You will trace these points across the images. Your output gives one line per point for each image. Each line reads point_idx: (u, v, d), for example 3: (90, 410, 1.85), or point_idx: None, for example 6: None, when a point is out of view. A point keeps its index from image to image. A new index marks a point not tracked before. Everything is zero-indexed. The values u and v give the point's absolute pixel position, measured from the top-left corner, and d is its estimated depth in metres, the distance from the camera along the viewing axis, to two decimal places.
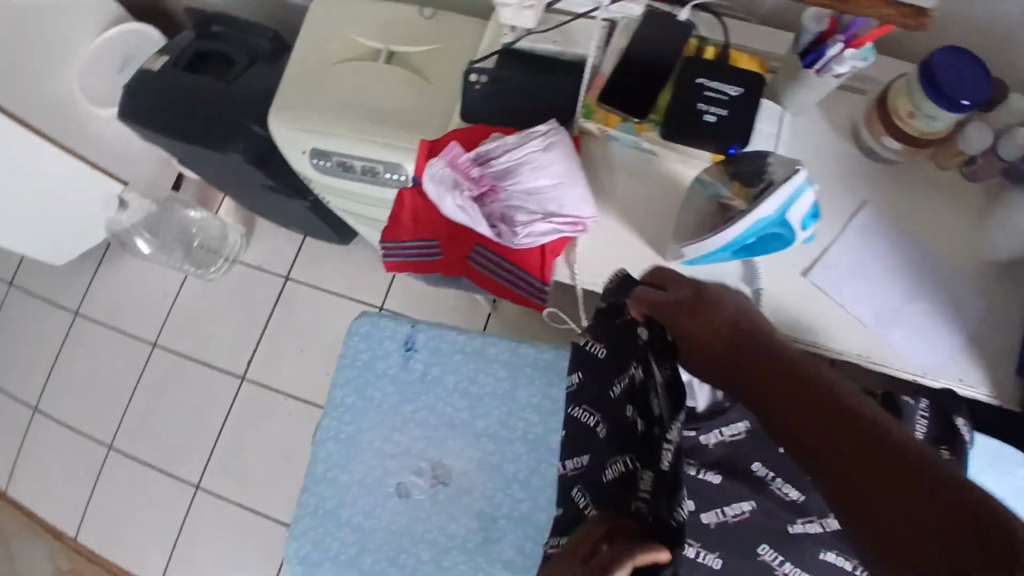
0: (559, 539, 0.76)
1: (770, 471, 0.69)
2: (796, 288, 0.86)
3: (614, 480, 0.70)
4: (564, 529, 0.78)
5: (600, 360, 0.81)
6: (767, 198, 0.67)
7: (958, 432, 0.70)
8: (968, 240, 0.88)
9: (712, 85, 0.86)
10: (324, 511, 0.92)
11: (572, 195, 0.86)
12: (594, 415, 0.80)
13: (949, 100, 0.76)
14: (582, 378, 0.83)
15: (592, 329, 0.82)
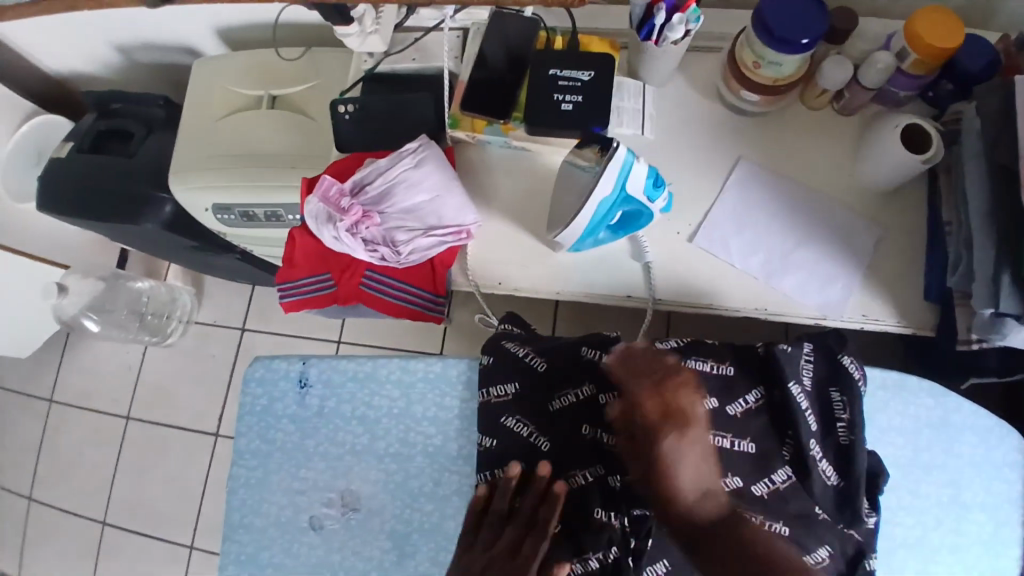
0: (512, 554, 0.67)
1: None
2: (684, 255, 0.87)
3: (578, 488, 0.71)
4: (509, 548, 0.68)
5: (539, 372, 0.74)
6: (600, 175, 0.69)
7: (843, 370, 0.70)
8: (850, 171, 0.87)
9: (564, 74, 0.87)
10: (245, 558, 0.78)
11: (449, 206, 0.87)
12: (529, 426, 0.73)
13: (788, 45, 0.76)
14: (519, 388, 0.74)
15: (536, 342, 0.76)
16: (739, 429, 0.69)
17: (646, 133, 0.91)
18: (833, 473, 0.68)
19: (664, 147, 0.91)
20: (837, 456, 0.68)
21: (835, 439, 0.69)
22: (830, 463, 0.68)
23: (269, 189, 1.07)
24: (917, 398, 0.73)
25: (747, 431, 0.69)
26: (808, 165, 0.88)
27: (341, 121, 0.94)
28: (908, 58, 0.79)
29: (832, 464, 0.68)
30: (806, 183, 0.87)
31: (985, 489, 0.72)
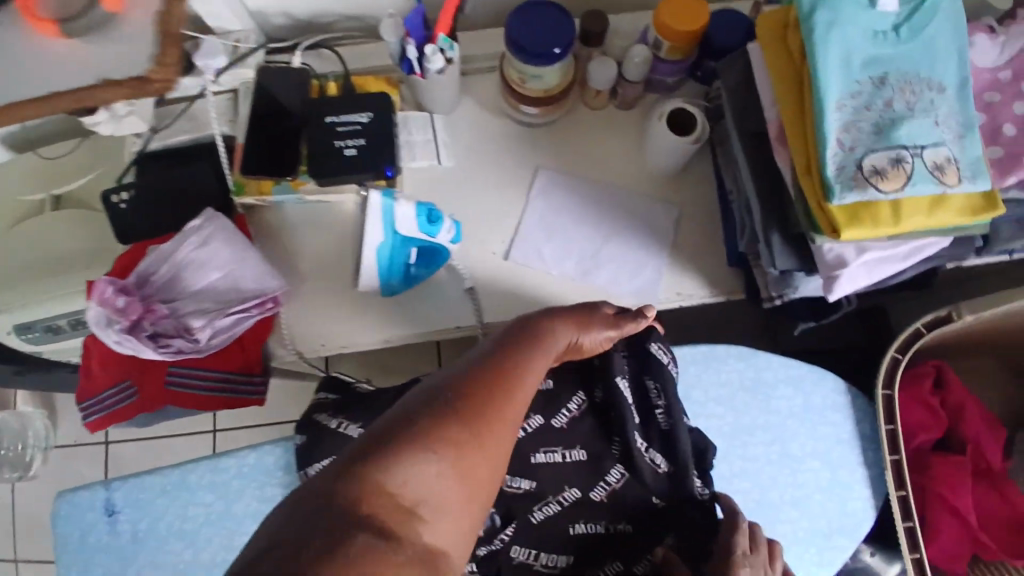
0: None
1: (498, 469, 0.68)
2: (501, 274, 0.86)
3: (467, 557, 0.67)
4: None
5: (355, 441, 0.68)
6: (367, 221, 0.82)
7: (651, 359, 0.69)
8: (642, 160, 0.88)
9: (341, 119, 0.84)
10: None
11: (247, 277, 0.82)
12: None
13: (541, 56, 0.76)
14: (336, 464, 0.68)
15: (348, 408, 0.70)
16: (563, 440, 0.69)
17: (442, 161, 0.89)
18: (662, 460, 0.67)
19: (463, 171, 0.89)
20: (664, 443, 0.68)
21: (658, 427, 0.68)
22: (658, 453, 0.67)
23: (68, 296, 0.98)
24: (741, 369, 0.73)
25: (573, 439, 0.69)
26: (602, 162, 0.89)
27: (120, 211, 0.87)
28: (663, 47, 0.82)
29: (660, 453, 0.67)
30: (604, 180, 0.88)
31: (813, 438, 0.72)
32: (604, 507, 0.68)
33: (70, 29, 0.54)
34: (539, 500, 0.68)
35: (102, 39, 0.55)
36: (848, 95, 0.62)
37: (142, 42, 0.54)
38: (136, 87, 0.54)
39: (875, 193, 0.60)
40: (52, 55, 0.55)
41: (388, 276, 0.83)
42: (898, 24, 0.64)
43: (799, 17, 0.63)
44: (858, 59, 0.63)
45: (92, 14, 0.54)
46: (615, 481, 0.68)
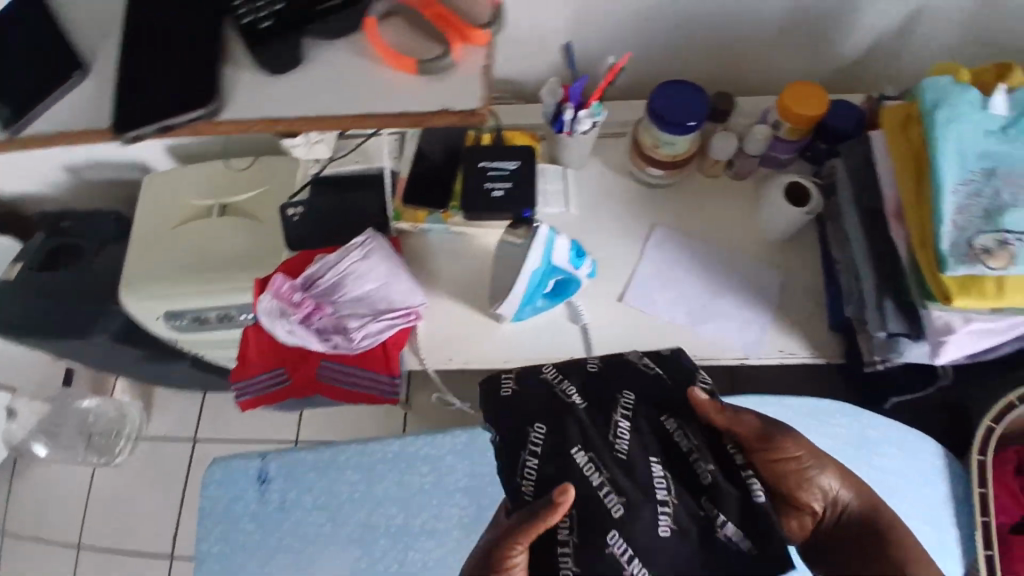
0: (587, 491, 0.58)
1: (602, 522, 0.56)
2: (618, 315, 0.96)
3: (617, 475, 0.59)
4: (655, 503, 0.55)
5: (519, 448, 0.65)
6: (530, 250, 0.81)
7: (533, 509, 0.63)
8: (750, 228, 0.99)
9: (491, 166, 0.97)
10: None
11: (397, 290, 0.93)
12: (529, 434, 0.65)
13: (678, 125, 0.89)
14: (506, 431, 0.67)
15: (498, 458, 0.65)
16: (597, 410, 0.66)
17: (570, 209, 1.01)
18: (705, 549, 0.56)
19: (589, 220, 1.02)
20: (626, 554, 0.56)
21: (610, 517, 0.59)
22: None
23: (223, 292, 1.11)
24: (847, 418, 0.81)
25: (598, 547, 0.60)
26: (715, 227, 1.00)
27: (291, 221, 1.00)
28: (783, 127, 0.93)
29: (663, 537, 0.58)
30: (715, 242, 0.99)
31: (909, 490, 0.79)
32: (614, 525, 0.55)
33: (422, 67, 0.63)
34: (535, 469, 0.60)
35: (438, 80, 0.63)
36: (961, 183, 0.71)
37: (474, 84, 0.63)
38: (464, 119, 0.63)
39: (986, 268, 0.68)
40: (399, 88, 0.63)
41: (522, 304, 0.89)
42: (1008, 125, 0.72)
43: (920, 111, 0.73)
44: (972, 153, 0.71)
45: (440, 61, 0.64)
46: (690, 449, 0.60)
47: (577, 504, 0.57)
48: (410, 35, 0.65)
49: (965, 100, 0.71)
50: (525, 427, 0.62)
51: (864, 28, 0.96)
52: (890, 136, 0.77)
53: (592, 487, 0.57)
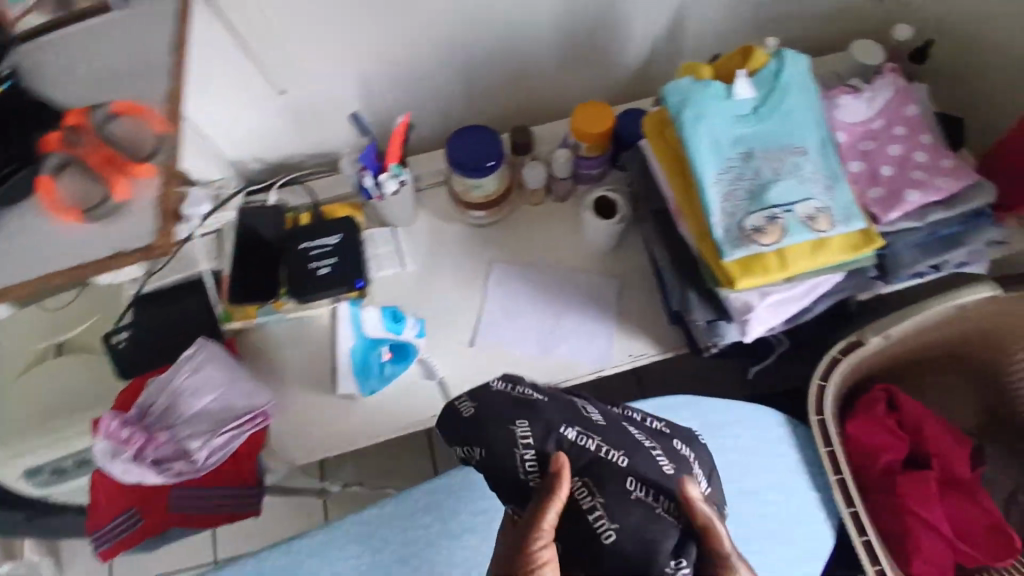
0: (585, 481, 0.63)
1: (638, 485, 0.61)
2: (471, 360, 0.96)
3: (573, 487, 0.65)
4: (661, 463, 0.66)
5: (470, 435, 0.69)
6: (340, 330, 0.95)
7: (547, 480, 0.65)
8: (582, 245, 1.03)
9: (313, 245, 0.96)
10: None
11: (238, 395, 0.91)
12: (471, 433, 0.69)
13: (480, 166, 0.91)
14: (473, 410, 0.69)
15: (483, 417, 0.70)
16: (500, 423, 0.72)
17: (407, 265, 1.01)
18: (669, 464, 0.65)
19: (429, 272, 1.01)
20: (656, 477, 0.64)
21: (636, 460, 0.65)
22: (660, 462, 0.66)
23: (71, 436, 1.05)
24: (692, 412, 0.82)
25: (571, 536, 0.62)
26: (549, 251, 1.03)
27: (120, 349, 0.97)
28: (582, 146, 0.98)
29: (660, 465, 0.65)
30: (551, 265, 1.02)
31: (764, 471, 0.80)
32: (627, 472, 0.62)
33: (89, 215, 0.62)
34: (532, 462, 0.64)
35: (110, 223, 0.62)
36: (723, 170, 0.75)
37: (145, 220, 0.61)
38: (143, 256, 0.60)
39: (758, 246, 0.72)
40: (70, 239, 0.61)
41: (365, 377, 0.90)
42: (757, 105, 0.76)
43: (671, 114, 0.76)
44: (728, 140, 0.75)
45: (105, 205, 0.62)
46: (663, 428, 0.70)
47: (584, 475, 0.63)
48: (80, 180, 0.63)
49: (709, 92, 0.75)
50: (512, 440, 0.66)
51: (641, 34, 1.01)
52: (653, 141, 0.79)
53: (593, 452, 0.64)
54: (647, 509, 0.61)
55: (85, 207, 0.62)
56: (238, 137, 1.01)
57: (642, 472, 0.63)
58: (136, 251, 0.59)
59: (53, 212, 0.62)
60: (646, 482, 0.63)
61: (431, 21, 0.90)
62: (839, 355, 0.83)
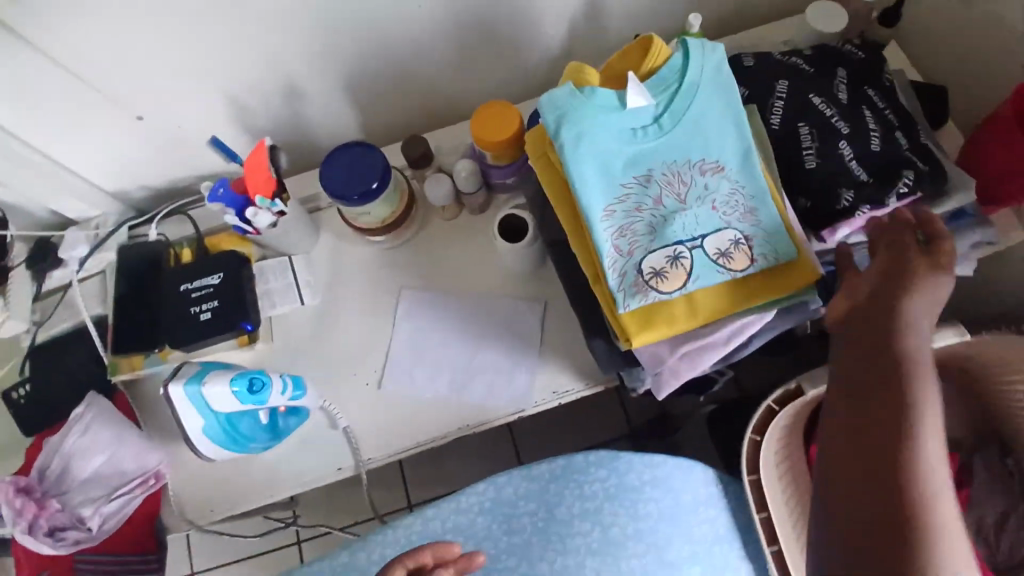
0: (795, 127, 0.72)
1: (850, 152, 0.70)
2: (377, 407, 0.87)
3: (820, 146, 0.70)
4: (821, 180, 0.69)
5: (782, 110, 0.73)
6: (180, 417, 0.75)
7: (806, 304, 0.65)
8: (498, 266, 0.90)
9: (193, 287, 0.88)
10: None
11: (130, 455, 0.84)
12: (829, 106, 0.72)
13: (359, 192, 0.79)
14: (787, 83, 0.74)
15: (792, 110, 0.73)
16: (806, 124, 0.72)
17: (306, 301, 0.91)
18: (861, 169, 0.69)
19: (330, 306, 0.92)
20: (868, 162, 0.70)
21: (831, 134, 0.71)
22: (859, 167, 0.70)
23: None
24: (608, 471, 0.71)
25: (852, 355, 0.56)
26: (461, 275, 0.91)
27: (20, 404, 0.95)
28: (490, 155, 0.83)
29: (863, 164, 0.70)
30: (464, 291, 0.90)
31: (688, 540, 0.71)
32: (879, 149, 0.71)
33: None
34: (819, 148, 0.70)
35: None
36: (616, 202, 0.62)
37: None
38: None
39: (656, 295, 0.60)
40: None
41: (239, 440, 0.81)
42: (659, 115, 0.63)
43: (550, 134, 0.62)
44: (618, 163, 0.62)
45: None
46: (905, 146, 0.72)
47: (816, 126, 0.71)
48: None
49: (593, 104, 0.61)
50: (767, 92, 0.75)
51: (553, 15, 0.86)
52: (539, 166, 0.66)
53: (829, 115, 0.72)
54: (842, 164, 0.69)
55: None
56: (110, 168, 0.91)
57: (827, 142, 0.70)
58: None
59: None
60: (859, 161, 0.70)
61: (291, 27, 0.77)
62: (774, 407, 0.73)
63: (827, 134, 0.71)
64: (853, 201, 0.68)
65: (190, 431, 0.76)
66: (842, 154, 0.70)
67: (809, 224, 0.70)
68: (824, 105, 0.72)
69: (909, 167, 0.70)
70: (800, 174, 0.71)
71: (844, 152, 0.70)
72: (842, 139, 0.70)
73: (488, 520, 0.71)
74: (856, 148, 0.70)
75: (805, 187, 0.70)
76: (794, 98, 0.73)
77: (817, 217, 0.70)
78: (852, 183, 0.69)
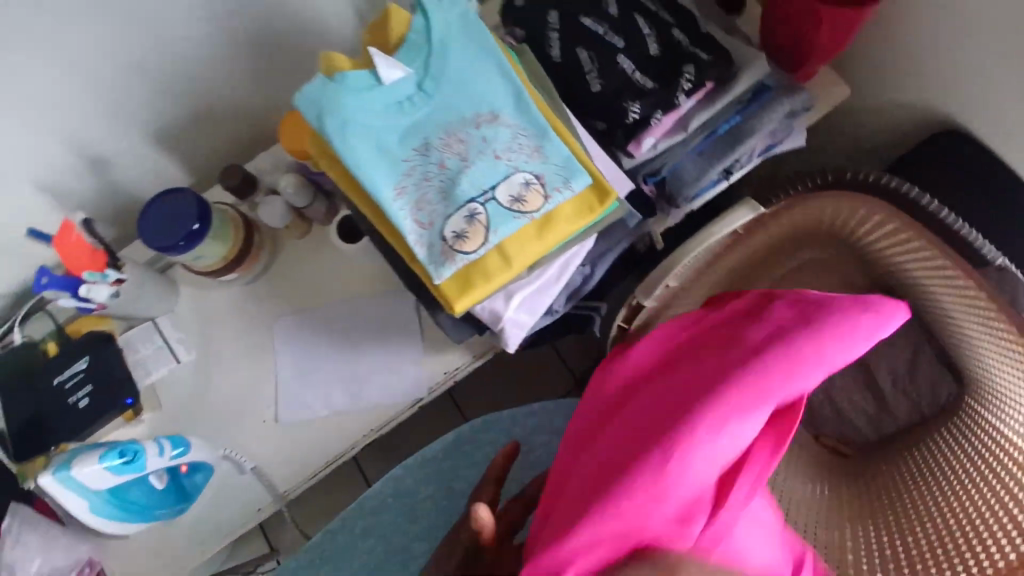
0: (573, 55, 0.74)
1: (631, 64, 0.73)
2: (278, 438, 0.86)
3: (601, 68, 0.73)
4: (610, 100, 0.72)
5: (560, 43, 0.75)
6: (64, 505, 0.74)
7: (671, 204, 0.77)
8: (357, 267, 0.91)
9: (65, 376, 0.87)
10: None
11: (61, 549, 0.81)
12: (602, 25, 0.75)
13: (182, 236, 0.79)
14: (559, 13, 0.76)
15: (567, 39, 0.75)
16: (585, 50, 0.74)
17: (182, 358, 0.91)
18: (643, 78, 0.72)
19: (207, 356, 0.91)
20: (647, 70, 0.73)
21: (608, 53, 0.74)
22: (642, 75, 0.73)
23: None
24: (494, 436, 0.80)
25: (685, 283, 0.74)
26: (327, 286, 0.91)
27: None
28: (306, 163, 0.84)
29: (644, 74, 0.73)
30: (334, 302, 0.90)
31: None
32: (657, 53, 0.74)
33: None
34: (600, 71, 0.73)
35: None
36: (402, 175, 0.62)
37: None
38: None
39: (464, 256, 0.60)
40: None
41: (146, 513, 0.82)
42: (420, 82, 0.64)
43: (319, 130, 0.63)
44: (392, 138, 0.63)
45: None
46: (682, 40, 0.75)
47: (592, 49, 0.74)
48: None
49: (348, 88, 0.61)
50: (540, 31, 0.76)
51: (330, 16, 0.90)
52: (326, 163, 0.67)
53: (604, 35, 0.75)
54: (624, 78, 0.73)
55: None
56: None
57: (605, 61, 0.74)
58: None
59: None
60: (640, 72, 0.73)
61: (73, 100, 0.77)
62: (624, 326, 0.73)
63: (605, 54, 0.74)
64: (644, 110, 0.72)
65: (78, 513, 0.75)
66: (621, 70, 0.73)
67: (611, 145, 0.74)
68: (598, 25, 0.75)
69: (690, 63, 0.73)
70: (588, 99, 0.73)
71: (624, 68, 0.73)
72: (618, 55, 0.74)
73: (393, 508, 0.79)
74: (632, 59, 0.73)
75: (596, 108, 0.73)
76: (567, 27, 0.76)
77: (615, 137, 0.73)
78: (640, 94, 0.72)
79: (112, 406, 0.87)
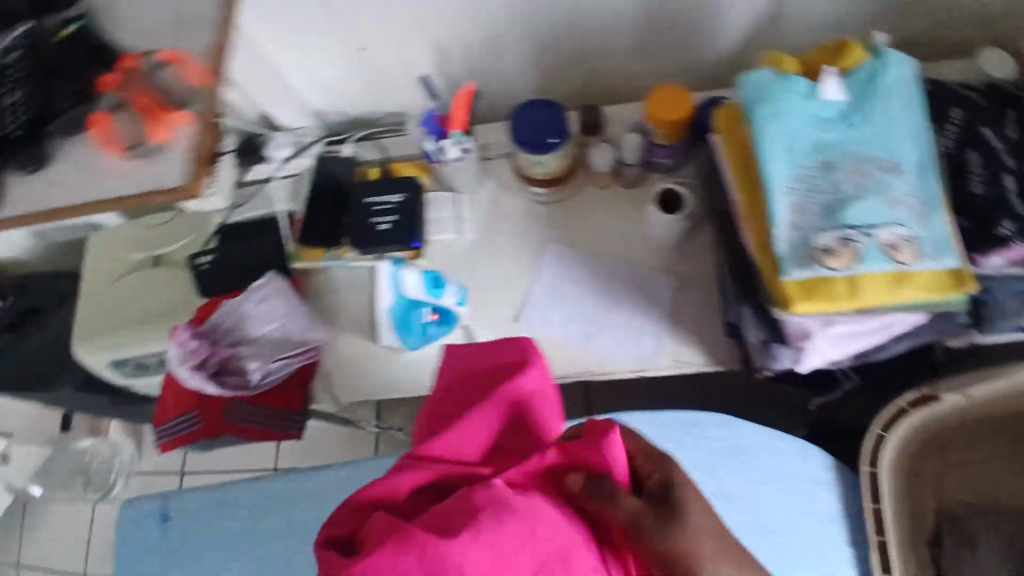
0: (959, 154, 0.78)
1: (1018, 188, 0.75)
2: (513, 336, 0.95)
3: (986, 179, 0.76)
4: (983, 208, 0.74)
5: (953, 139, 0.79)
6: (380, 286, 0.97)
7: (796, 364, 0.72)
8: (640, 234, 0.96)
9: (376, 200, 0.99)
10: None
11: (296, 327, 0.98)
12: (1000, 142, 0.78)
13: (539, 145, 0.87)
14: (962, 114, 0.80)
15: (960, 141, 0.79)
16: (973, 156, 0.77)
17: (463, 236, 1.02)
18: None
19: (483, 242, 1.02)
20: None
21: (997, 169, 0.76)
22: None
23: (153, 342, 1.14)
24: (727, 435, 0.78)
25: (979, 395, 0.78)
26: (605, 237, 0.97)
27: (203, 271, 1.05)
28: (654, 133, 0.91)
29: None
30: (605, 254, 0.97)
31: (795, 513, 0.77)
32: None
33: (126, 150, 0.81)
34: (984, 181, 0.76)
35: (142, 158, 0.80)
36: (798, 177, 0.68)
37: (180, 165, 0.77)
38: (171, 195, 0.77)
39: (825, 270, 0.65)
40: (117, 171, 0.81)
41: (404, 335, 0.96)
42: (848, 111, 0.70)
43: (744, 108, 0.71)
44: (804, 144, 0.68)
45: (149, 142, 0.80)
46: None
47: (983, 158, 0.77)
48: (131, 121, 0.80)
49: (791, 89, 0.69)
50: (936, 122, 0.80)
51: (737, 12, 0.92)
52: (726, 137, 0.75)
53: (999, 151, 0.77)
54: (1005, 197, 0.74)
55: (129, 145, 0.80)
56: (325, 83, 1.04)
57: (990, 174, 0.76)
58: (168, 188, 0.77)
59: (102, 140, 0.81)
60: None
61: None
62: (906, 407, 0.74)
63: (992, 167, 0.77)
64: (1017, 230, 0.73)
65: (382, 304, 0.97)
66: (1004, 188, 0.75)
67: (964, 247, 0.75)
68: (995, 141, 0.78)
69: None
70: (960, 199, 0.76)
71: (1009, 188, 0.75)
72: (1008, 175, 0.76)
73: None
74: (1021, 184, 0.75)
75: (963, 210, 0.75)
76: (965, 130, 0.79)
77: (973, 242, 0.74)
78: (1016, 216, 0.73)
79: (401, 241, 0.98)
